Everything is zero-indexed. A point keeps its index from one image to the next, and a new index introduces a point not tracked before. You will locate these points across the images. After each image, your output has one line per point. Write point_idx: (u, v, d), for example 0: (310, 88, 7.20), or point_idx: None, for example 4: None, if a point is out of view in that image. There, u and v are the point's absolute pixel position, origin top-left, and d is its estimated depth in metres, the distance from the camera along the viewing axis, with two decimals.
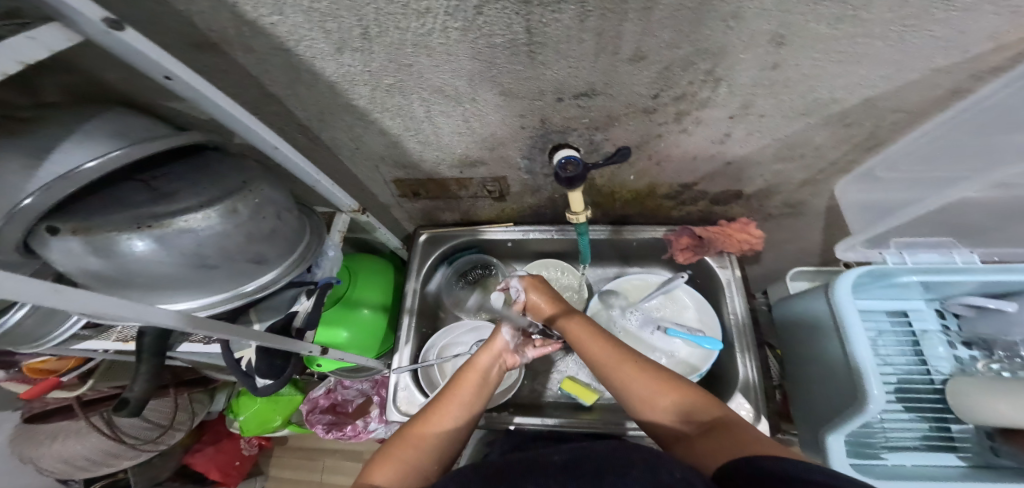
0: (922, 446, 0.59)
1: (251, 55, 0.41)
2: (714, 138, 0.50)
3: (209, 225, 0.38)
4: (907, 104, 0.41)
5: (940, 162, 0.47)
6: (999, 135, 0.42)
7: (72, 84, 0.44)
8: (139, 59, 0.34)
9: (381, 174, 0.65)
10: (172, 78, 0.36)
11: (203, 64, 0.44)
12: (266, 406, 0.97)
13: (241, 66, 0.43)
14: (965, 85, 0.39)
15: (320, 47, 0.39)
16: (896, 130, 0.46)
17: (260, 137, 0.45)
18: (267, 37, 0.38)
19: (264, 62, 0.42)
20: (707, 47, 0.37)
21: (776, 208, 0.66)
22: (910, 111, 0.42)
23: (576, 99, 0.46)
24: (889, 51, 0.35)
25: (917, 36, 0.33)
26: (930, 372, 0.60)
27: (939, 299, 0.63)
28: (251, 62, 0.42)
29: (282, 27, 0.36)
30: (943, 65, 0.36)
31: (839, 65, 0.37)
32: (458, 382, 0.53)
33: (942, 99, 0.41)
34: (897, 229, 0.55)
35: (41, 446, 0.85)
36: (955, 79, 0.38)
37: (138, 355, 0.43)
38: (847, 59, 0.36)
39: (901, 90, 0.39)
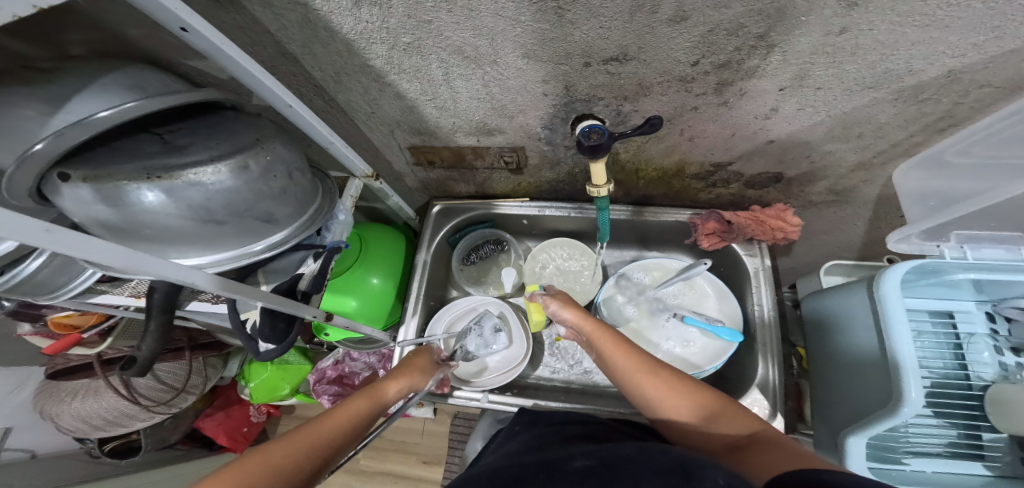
0: (945, 453, 0.56)
1: (269, 9, 0.38)
2: (758, 113, 0.46)
3: (219, 180, 0.37)
4: (995, 78, 0.36)
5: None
6: None
7: (100, 41, 0.43)
8: (153, 7, 0.32)
9: (396, 140, 0.62)
10: (188, 30, 0.34)
11: (222, 20, 0.41)
12: (276, 374, 1.03)
13: (258, 21, 0.40)
14: None
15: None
16: (976, 108, 0.40)
17: (274, 94, 0.43)
18: None
19: (281, 17, 0.39)
20: (762, 7, 0.32)
21: (817, 196, 0.60)
22: (1001, 86, 0.37)
23: (605, 64, 0.42)
24: (985, 15, 0.29)
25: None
26: (969, 377, 0.55)
27: (992, 301, 0.57)
28: (269, 18, 0.39)
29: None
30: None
31: (920, 31, 0.32)
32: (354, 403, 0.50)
33: None
34: (961, 222, 0.48)
35: (63, 403, 0.88)
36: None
37: (149, 311, 0.43)
38: (931, 23, 0.31)
39: (992, 60, 0.34)
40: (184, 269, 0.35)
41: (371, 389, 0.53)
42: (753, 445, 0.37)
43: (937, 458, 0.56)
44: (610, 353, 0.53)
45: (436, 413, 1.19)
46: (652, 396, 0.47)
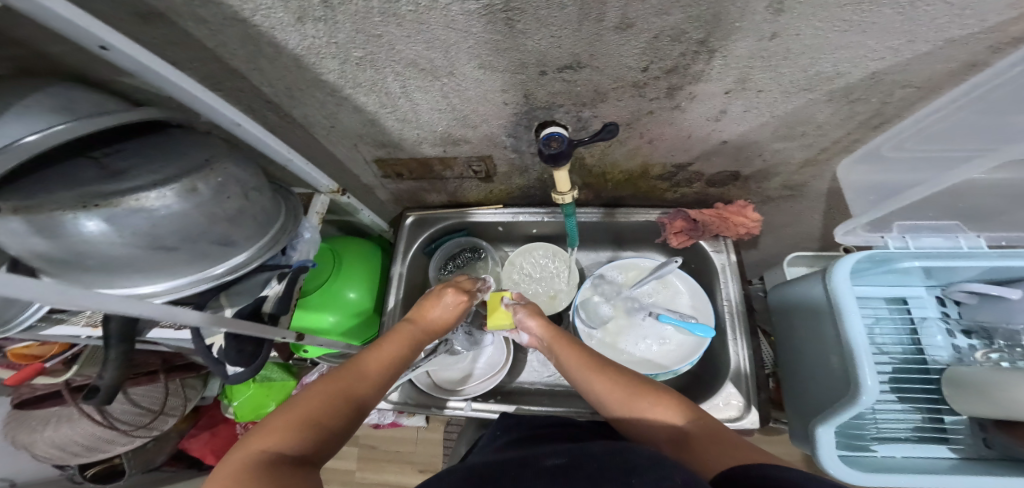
0: (913, 437, 0.59)
1: (203, 26, 0.36)
2: (708, 116, 0.47)
3: (165, 205, 0.36)
4: (916, 78, 0.38)
5: (951, 141, 0.44)
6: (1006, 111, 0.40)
7: (25, 58, 0.41)
8: (67, 27, 0.30)
9: (361, 154, 0.61)
10: (108, 49, 0.32)
11: (156, 41, 0.39)
12: (261, 392, 1.01)
13: (193, 36, 0.38)
14: (978, 57, 0.35)
15: (278, 17, 0.34)
16: (905, 107, 0.42)
17: (220, 113, 0.42)
18: (216, 5, 0.33)
19: (219, 34, 0.37)
20: (700, 13, 0.33)
21: (774, 191, 0.63)
22: (922, 86, 0.39)
23: (560, 72, 0.43)
24: (898, 20, 0.31)
25: (931, 2, 0.29)
26: (926, 361, 0.58)
27: (941, 285, 0.60)
28: (204, 33, 0.37)
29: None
30: (959, 35, 0.32)
31: (843, 35, 0.33)
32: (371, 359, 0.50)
33: (953, 74, 0.37)
34: (899, 213, 0.51)
35: (36, 432, 0.87)
36: (972, 50, 0.34)
37: (106, 341, 0.42)
38: (852, 28, 0.32)
39: (909, 62, 0.36)
40: (136, 301, 0.34)
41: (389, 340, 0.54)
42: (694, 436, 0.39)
43: (905, 442, 0.58)
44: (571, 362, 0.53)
45: (429, 421, 1.18)
46: (606, 396, 0.48)
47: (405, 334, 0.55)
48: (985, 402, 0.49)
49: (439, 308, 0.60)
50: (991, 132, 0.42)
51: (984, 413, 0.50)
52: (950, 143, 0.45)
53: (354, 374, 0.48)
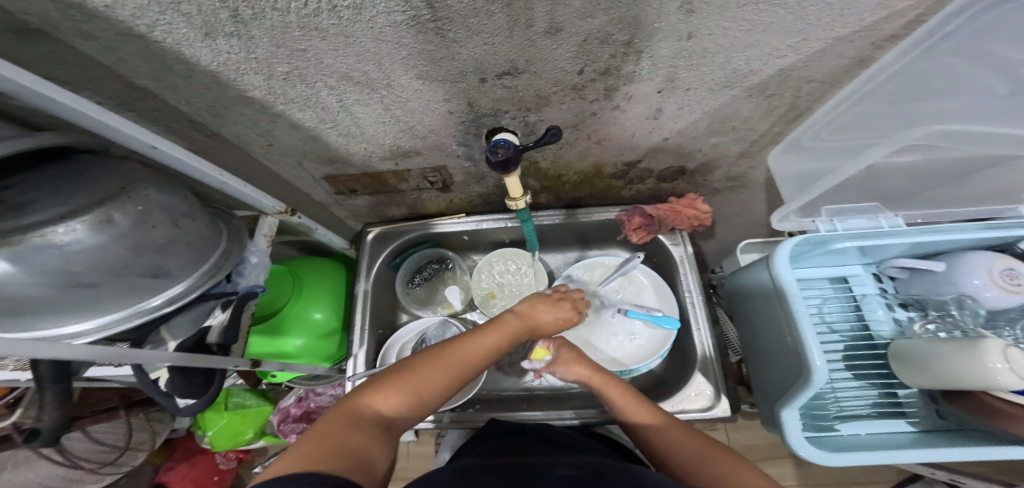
0: (873, 413, 0.61)
1: (94, 42, 0.33)
2: (646, 115, 0.49)
3: (76, 239, 0.33)
4: (817, 74, 0.41)
5: (853, 131, 0.47)
6: (890, 99, 0.42)
7: None
8: None
9: (308, 171, 0.60)
10: None
11: (49, 68, 0.37)
12: (235, 419, 0.99)
13: (88, 55, 0.35)
14: (866, 53, 0.38)
15: (182, 32, 0.32)
16: (813, 100, 0.45)
17: (130, 136, 0.40)
18: (106, 20, 0.31)
19: (115, 51, 0.35)
20: (621, 15, 0.34)
21: (719, 183, 0.65)
22: (823, 80, 0.42)
23: (500, 78, 0.43)
24: (791, 18, 0.33)
25: (814, 2, 0.32)
26: (872, 337, 0.61)
27: (876, 263, 0.64)
28: (97, 50, 0.35)
29: (122, 10, 0.30)
30: (845, 32, 0.35)
31: (747, 34, 0.35)
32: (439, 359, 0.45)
33: (846, 69, 0.40)
34: (826, 197, 0.54)
35: None
36: (856, 47, 0.37)
37: (38, 383, 0.39)
38: (753, 27, 0.34)
39: (809, 59, 0.38)
40: (55, 344, 0.32)
41: (466, 339, 0.48)
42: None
43: (867, 419, 0.61)
44: (625, 410, 0.54)
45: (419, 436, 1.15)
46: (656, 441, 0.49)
47: (507, 326, 0.51)
48: (931, 373, 0.52)
49: (554, 315, 0.54)
50: (879, 120, 0.45)
51: (928, 384, 0.53)
52: (854, 133, 0.47)
53: (411, 383, 0.43)
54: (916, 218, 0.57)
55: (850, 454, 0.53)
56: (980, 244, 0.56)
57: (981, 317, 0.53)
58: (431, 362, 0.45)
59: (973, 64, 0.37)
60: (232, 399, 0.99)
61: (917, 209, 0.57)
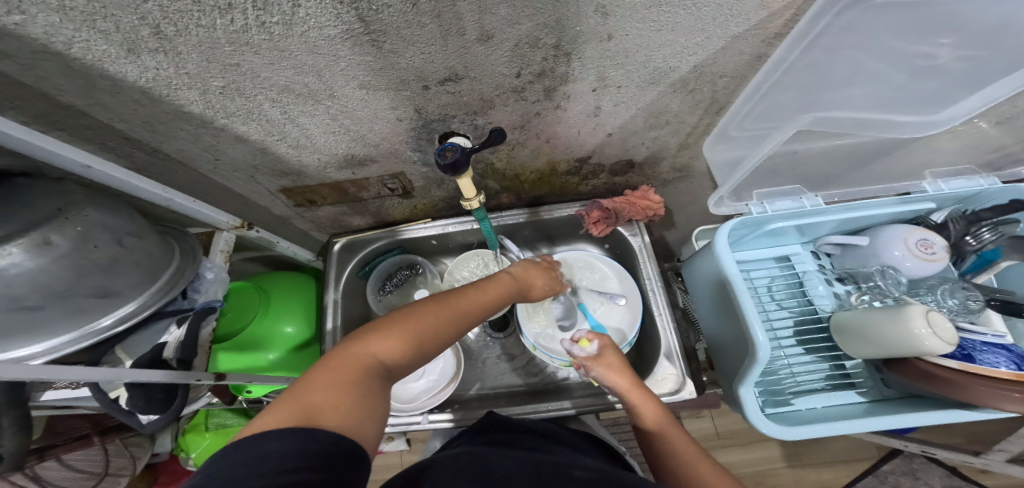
0: (827, 386, 0.64)
1: (10, 61, 0.33)
2: (587, 112, 0.52)
3: (14, 264, 0.33)
4: (726, 69, 0.45)
5: (764, 121, 0.50)
6: (787, 89, 0.45)
7: None
8: None
9: (263, 184, 0.60)
10: None
11: None
12: (217, 440, 0.97)
13: (9, 77, 0.35)
14: (762, 50, 0.43)
15: (103, 49, 0.33)
16: (730, 93, 0.50)
17: (64, 155, 0.40)
18: (21, 40, 0.31)
19: (36, 70, 0.35)
20: (545, 21, 0.36)
21: (667, 174, 0.69)
22: (733, 75, 0.47)
23: (442, 85, 0.44)
24: (692, 18, 0.37)
25: (706, 3, 0.35)
26: (817, 311, 0.65)
27: (812, 240, 0.69)
28: (18, 71, 0.35)
29: (34, 28, 0.30)
30: (738, 31, 0.40)
31: (658, 34, 0.39)
32: (429, 319, 0.43)
33: (749, 64, 0.45)
34: (754, 180, 0.58)
35: None
36: (751, 44, 0.42)
37: None
38: (660, 27, 0.38)
39: (715, 56, 0.43)
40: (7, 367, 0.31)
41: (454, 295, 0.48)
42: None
43: (821, 392, 0.63)
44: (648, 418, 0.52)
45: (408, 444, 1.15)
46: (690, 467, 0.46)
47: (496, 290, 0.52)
48: (867, 343, 0.56)
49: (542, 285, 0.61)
50: (776, 109, 0.48)
51: (870, 354, 0.57)
52: (763, 123, 0.51)
53: (404, 335, 0.41)
54: (833, 198, 0.63)
55: (805, 427, 0.55)
56: (897, 219, 0.63)
57: (903, 285, 0.58)
58: (422, 313, 0.43)
59: (864, 56, 0.42)
60: (213, 419, 0.98)
61: (834, 188, 0.62)
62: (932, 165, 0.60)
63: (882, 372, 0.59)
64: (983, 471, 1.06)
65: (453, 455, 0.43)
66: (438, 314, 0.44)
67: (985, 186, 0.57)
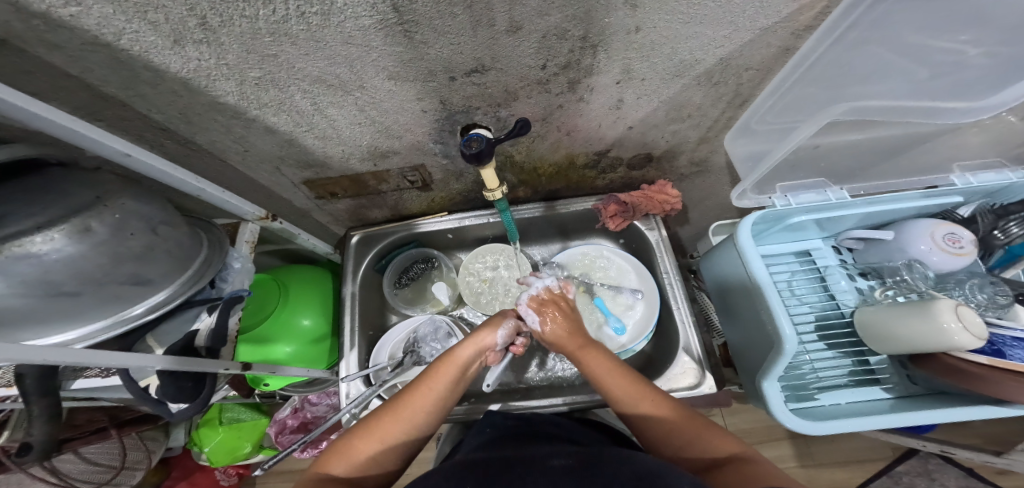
0: (851, 382, 0.64)
1: (59, 52, 0.34)
2: (609, 105, 0.52)
3: (55, 249, 0.34)
4: (753, 61, 0.45)
5: (791, 114, 0.50)
6: (812, 85, 0.45)
7: None
8: None
9: (286, 176, 0.61)
10: None
11: (14, 79, 0.37)
12: (231, 434, 0.99)
13: (54, 65, 0.36)
14: (790, 43, 0.43)
15: (149, 41, 0.33)
16: (754, 87, 0.50)
17: (105, 144, 0.41)
18: (72, 31, 0.32)
19: (82, 60, 0.35)
20: (575, 12, 0.36)
21: (685, 168, 0.69)
22: (759, 68, 0.47)
23: (468, 76, 0.45)
24: (722, 11, 0.37)
25: None
26: (839, 306, 0.65)
27: (833, 236, 0.69)
28: (64, 61, 0.35)
29: (87, 19, 0.31)
30: (767, 24, 0.40)
31: (686, 27, 0.39)
32: (374, 429, 0.46)
33: (777, 57, 0.45)
34: (778, 174, 0.58)
35: None
36: (781, 37, 0.42)
37: (25, 397, 0.39)
38: (690, 20, 0.38)
39: (743, 48, 0.43)
40: (45, 350, 0.32)
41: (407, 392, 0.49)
42: (741, 465, 0.41)
43: (845, 388, 0.63)
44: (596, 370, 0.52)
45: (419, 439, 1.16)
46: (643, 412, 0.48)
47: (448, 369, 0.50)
48: (896, 341, 0.55)
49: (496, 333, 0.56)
50: (803, 103, 0.48)
51: (898, 350, 0.56)
52: (789, 116, 0.50)
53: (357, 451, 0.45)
54: (859, 191, 0.62)
55: (831, 421, 0.55)
56: (922, 213, 0.63)
57: (930, 279, 0.58)
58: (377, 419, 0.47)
59: (892, 52, 0.42)
60: (226, 414, 1.00)
61: (863, 182, 0.61)
62: (960, 158, 0.59)
63: (909, 368, 0.58)
64: (999, 472, 1.05)
65: (484, 454, 0.42)
66: (382, 421, 0.47)
67: (1015, 180, 0.56)
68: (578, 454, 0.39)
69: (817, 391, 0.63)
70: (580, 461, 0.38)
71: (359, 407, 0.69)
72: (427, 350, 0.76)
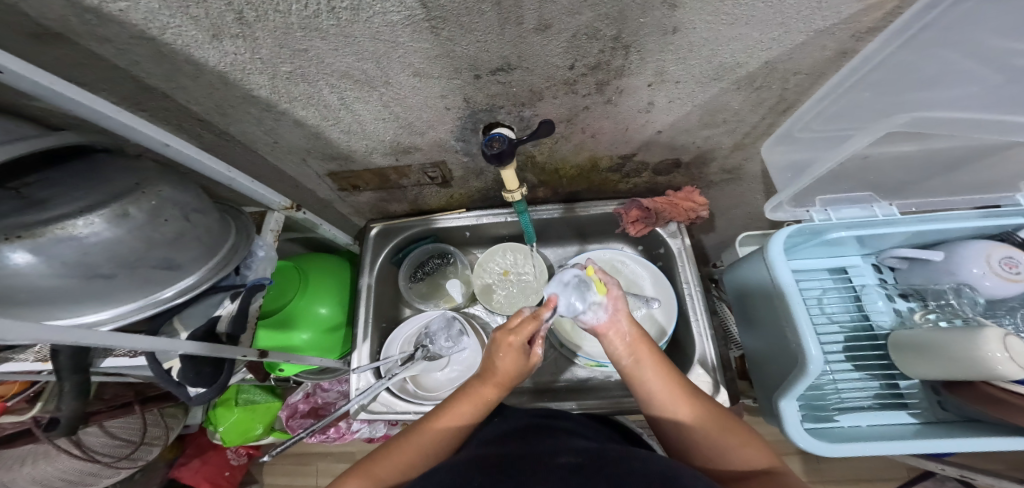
0: (875, 405, 0.60)
1: (109, 45, 0.35)
2: (639, 108, 0.50)
3: (95, 232, 0.36)
4: (802, 66, 0.42)
5: (840, 122, 0.48)
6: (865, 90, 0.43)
7: None
8: None
9: (312, 168, 0.62)
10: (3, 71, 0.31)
11: (62, 65, 0.38)
12: (245, 415, 1.02)
13: (103, 58, 0.37)
14: (847, 45, 0.39)
15: (191, 35, 0.34)
16: (801, 92, 0.47)
17: (144, 133, 0.42)
18: (122, 26, 0.33)
19: (129, 53, 0.37)
20: (607, 11, 0.35)
21: (715, 175, 0.66)
22: (809, 72, 0.43)
23: (493, 74, 0.44)
24: (772, 13, 0.35)
25: None
26: (873, 327, 0.61)
27: (875, 253, 0.65)
28: (114, 54, 0.37)
29: (134, 14, 0.31)
30: (823, 26, 0.37)
31: (730, 27, 0.37)
32: (392, 451, 0.46)
33: (830, 60, 0.41)
34: (819, 185, 0.55)
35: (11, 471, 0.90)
36: (837, 39, 0.38)
37: (58, 373, 0.41)
38: (735, 20, 0.36)
39: (793, 51, 0.40)
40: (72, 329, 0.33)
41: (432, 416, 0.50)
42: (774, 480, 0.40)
43: (867, 411, 0.59)
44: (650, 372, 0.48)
45: None
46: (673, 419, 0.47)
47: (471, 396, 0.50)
48: (933, 363, 0.51)
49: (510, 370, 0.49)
50: (856, 111, 0.46)
51: (935, 375, 0.52)
52: (839, 124, 0.48)
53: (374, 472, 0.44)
54: (909, 206, 0.58)
55: (849, 444, 0.52)
56: (979, 234, 0.58)
57: (979, 305, 0.54)
58: (406, 441, 0.47)
59: (964, 57, 0.38)
60: (242, 395, 1.04)
61: (915, 197, 0.58)
62: None
63: (941, 394, 0.55)
64: None
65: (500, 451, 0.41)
66: (403, 443, 0.47)
67: None
68: (587, 452, 0.38)
69: (837, 412, 0.60)
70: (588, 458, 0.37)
71: (368, 398, 0.70)
72: (437, 347, 0.76)
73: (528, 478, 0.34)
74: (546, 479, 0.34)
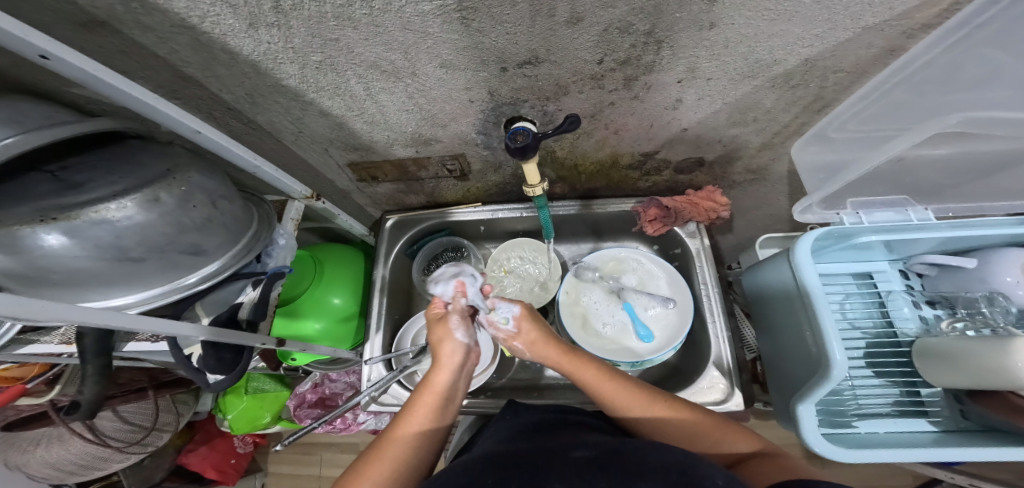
0: (893, 412, 0.59)
1: (150, 34, 0.36)
2: (666, 104, 0.49)
3: (127, 215, 0.36)
4: (844, 63, 0.41)
5: (877, 122, 0.47)
6: (908, 91, 0.42)
7: None
8: (5, 38, 0.30)
9: (333, 158, 0.62)
10: (50, 57, 0.32)
11: (101, 50, 0.38)
12: (254, 403, 1.03)
13: (142, 45, 0.38)
14: (897, 42, 0.39)
15: (229, 23, 0.34)
16: (838, 91, 0.46)
17: (177, 120, 0.42)
18: (164, 14, 0.33)
19: (170, 42, 0.37)
20: (643, 5, 0.34)
21: (739, 175, 0.65)
22: (851, 70, 0.42)
23: (521, 67, 0.43)
24: (818, 8, 0.34)
25: None
26: (896, 334, 0.60)
27: (902, 259, 0.64)
28: (154, 42, 0.37)
29: (178, 2, 0.32)
30: (872, 23, 0.36)
31: (771, 24, 0.36)
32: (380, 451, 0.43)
33: (877, 58, 0.41)
34: (852, 187, 0.54)
35: (28, 452, 0.93)
36: (887, 36, 0.38)
37: (82, 356, 0.42)
38: (778, 16, 0.35)
39: (835, 48, 0.39)
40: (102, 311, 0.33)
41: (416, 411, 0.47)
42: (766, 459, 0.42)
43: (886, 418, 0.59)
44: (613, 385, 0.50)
45: None
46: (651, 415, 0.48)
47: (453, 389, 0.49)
48: (958, 371, 0.50)
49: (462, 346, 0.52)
50: (897, 111, 0.45)
51: (959, 384, 0.51)
52: (877, 124, 0.47)
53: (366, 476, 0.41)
54: (946, 211, 0.58)
55: (868, 450, 0.52)
56: (1012, 241, 0.57)
57: (1011, 314, 0.53)
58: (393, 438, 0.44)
59: (1015, 59, 0.37)
60: (252, 384, 1.03)
61: (951, 203, 0.57)
62: None
63: (964, 404, 0.54)
64: None
65: (518, 447, 0.41)
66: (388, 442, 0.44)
67: None
68: (607, 446, 0.38)
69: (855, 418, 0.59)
70: (609, 453, 0.36)
71: (380, 389, 0.70)
72: None
73: (549, 474, 0.34)
74: (568, 475, 0.34)
